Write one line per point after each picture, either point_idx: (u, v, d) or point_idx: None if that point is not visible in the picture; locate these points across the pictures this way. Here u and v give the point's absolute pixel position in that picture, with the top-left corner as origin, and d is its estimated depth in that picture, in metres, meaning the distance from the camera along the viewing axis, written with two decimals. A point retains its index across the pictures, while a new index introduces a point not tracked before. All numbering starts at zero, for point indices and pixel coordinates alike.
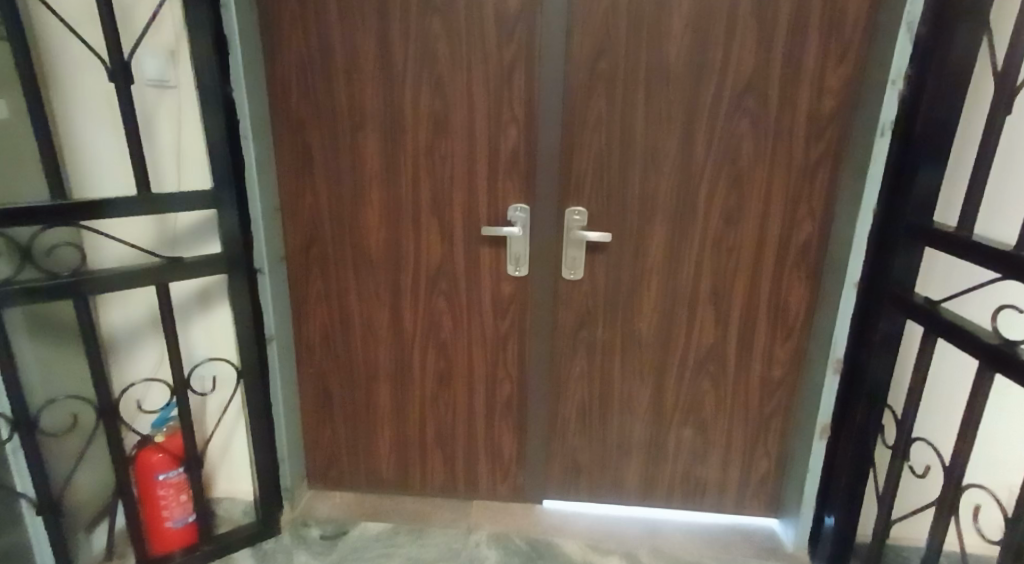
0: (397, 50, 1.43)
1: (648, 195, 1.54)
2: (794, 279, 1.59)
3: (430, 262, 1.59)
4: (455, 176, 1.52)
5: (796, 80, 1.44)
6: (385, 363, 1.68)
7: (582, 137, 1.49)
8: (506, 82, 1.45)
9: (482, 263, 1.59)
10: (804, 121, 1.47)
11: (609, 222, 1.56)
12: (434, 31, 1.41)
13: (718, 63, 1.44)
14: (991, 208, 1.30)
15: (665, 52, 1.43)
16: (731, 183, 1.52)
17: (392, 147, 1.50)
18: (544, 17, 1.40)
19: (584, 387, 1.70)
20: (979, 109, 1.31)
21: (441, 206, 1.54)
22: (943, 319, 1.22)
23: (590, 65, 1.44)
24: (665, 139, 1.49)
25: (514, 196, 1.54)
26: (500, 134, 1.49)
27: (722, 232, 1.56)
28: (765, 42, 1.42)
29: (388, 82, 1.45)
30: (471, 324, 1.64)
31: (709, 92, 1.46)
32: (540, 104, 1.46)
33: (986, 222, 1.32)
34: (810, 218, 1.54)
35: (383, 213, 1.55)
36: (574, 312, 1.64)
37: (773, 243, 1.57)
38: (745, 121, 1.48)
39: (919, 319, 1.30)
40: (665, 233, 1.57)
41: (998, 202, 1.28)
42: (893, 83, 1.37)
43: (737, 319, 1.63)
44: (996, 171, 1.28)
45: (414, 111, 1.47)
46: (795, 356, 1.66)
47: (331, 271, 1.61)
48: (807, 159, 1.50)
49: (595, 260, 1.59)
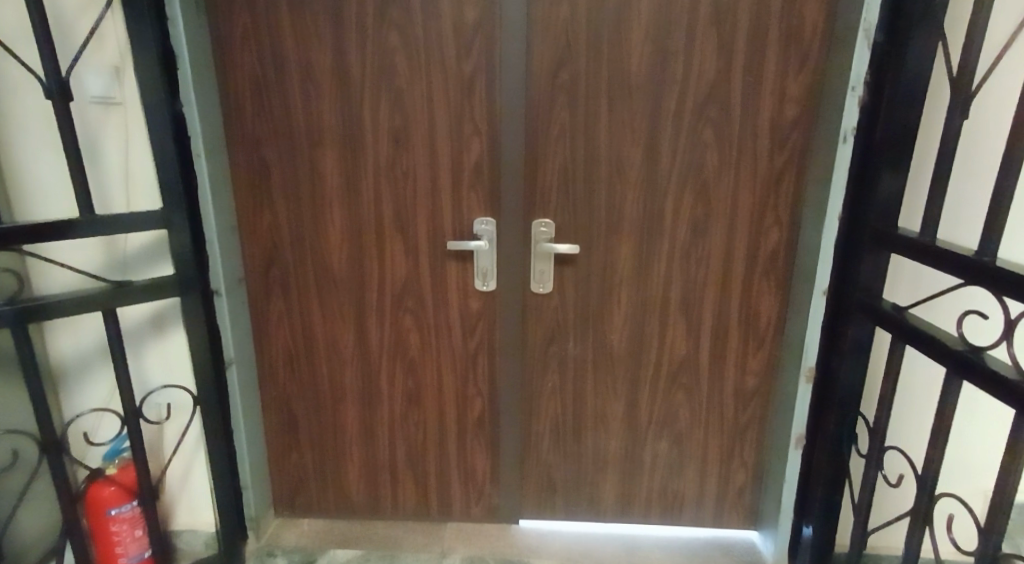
0: (354, 65, 1.40)
1: (616, 207, 1.52)
2: (764, 286, 1.59)
3: (396, 280, 1.55)
4: (419, 191, 1.49)
5: (757, 88, 1.45)
6: (351, 383, 1.64)
7: (546, 149, 1.48)
8: (467, 95, 1.43)
9: (449, 280, 1.56)
10: (766, 129, 1.48)
11: (577, 235, 1.54)
12: (393, 44, 1.39)
13: (680, 72, 1.44)
14: (952, 213, 1.30)
15: (626, 62, 1.43)
16: (697, 192, 1.52)
17: (352, 164, 1.47)
18: (503, 29, 1.38)
19: (557, 402, 1.68)
20: (936, 113, 1.32)
21: (405, 221, 1.51)
22: (910, 325, 1.21)
23: (552, 76, 1.43)
24: (630, 149, 1.48)
25: (480, 209, 1.51)
26: (462, 147, 1.46)
27: (690, 243, 1.56)
28: (725, 51, 1.42)
29: (346, 97, 1.42)
30: (440, 343, 1.61)
31: (672, 101, 1.45)
32: (502, 116, 1.44)
33: (949, 227, 1.31)
34: (777, 225, 1.55)
35: (345, 231, 1.51)
36: (544, 327, 1.62)
37: (740, 251, 1.57)
38: (709, 130, 1.48)
39: (888, 326, 1.29)
40: (634, 245, 1.55)
41: (959, 207, 1.29)
42: (853, 89, 1.38)
43: (709, 328, 1.62)
44: (955, 176, 1.28)
45: (374, 126, 1.44)
46: (768, 364, 1.65)
47: (293, 291, 1.56)
48: (770, 167, 1.50)
49: (563, 272, 1.57)
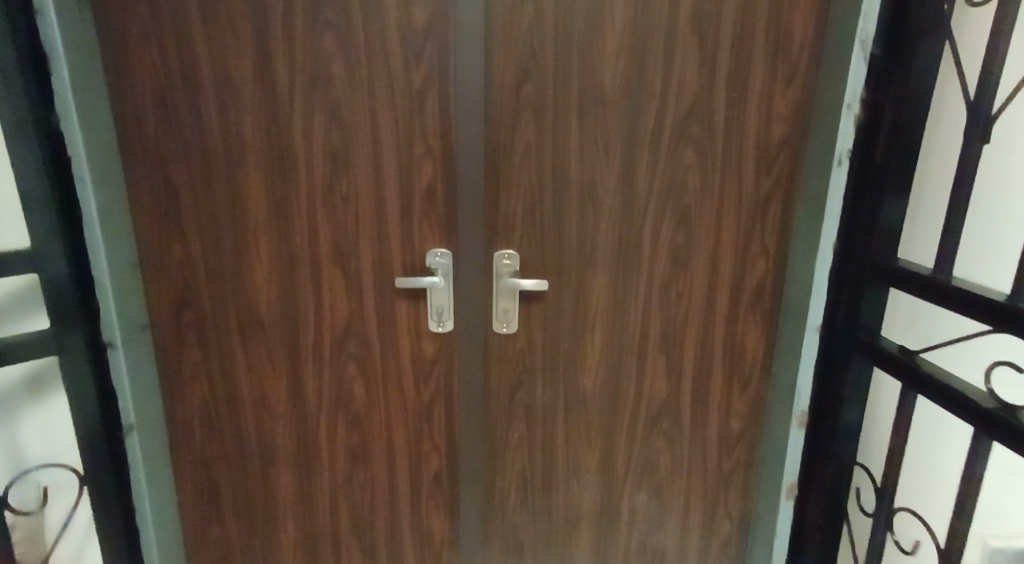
0: (281, 72, 1.17)
1: (588, 235, 1.35)
2: (749, 322, 1.44)
3: (338, 324, 1.33)
4: (362, 221, 1.27)
5: (743, 105, 1.30)
6: (284, 443, 1.38)
7: (509, 172, 1.29)
8: (418, 109, 1.23)
9: (399, 321, 1.35)
10: (752, 150, 1.33)
11: (546, 268, 1.37)
12: (329, 48, 1.17)
13: (659, 85, 1.27)
14: (970, 253, 1.13)
15: (599, 72, 1.25)
16: (677, 219, 1.36)
17: (282, 189, 1.23)
18: (458, 32, 1.19)
19: (523, 454, 1.48)
20: (954, 135, 1.16)
21: (346, 255, 1.29)
22: (932, 378, 1.09)
23: (515, 87, 1.24)
24: (604, 171, 1.32)
25: (434, 240, 1.31)
26: (412, 169, 1.26)
27: (670, 274, 1.40)
28: (708, 62, 1.27)
29: (274, 112, 1.19)
30: (390, 394, 1.39)
31: (650, 117, 1.29)
32: (458, 134, 1.25)
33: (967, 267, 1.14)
34: (763, 255, 1.40)
35: (275, 268, 1.27)
36: (509, 371, 1.43)
37: (724, 283, 1.41)
38: (690, 151, 1.32)
39: (903, 375, 1.15)
40: (608, 277, 1.39)
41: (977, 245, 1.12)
42: (848, 107, 1.25)
43: (690, 368, 1.46)
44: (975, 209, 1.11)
45: (309, 145, 1.21)
46: (754, 406, 1.50)
47: (211, 341, 1.29)
48: (756, 190, 1.36)
49: (529, 310, 1.39)
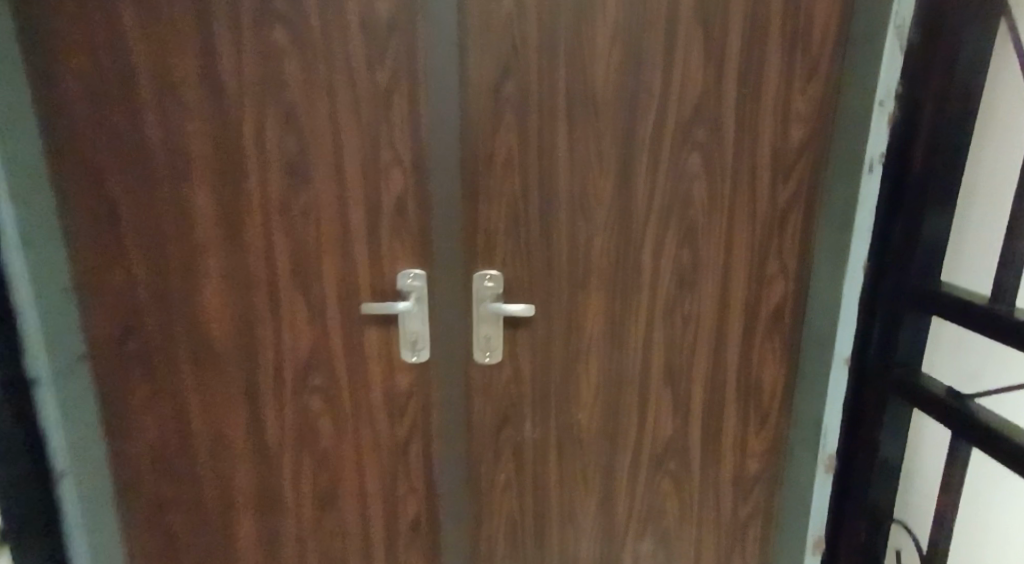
0: (227, 74, 1.05)
1: (580, 254, 1.20)
2: (766, 350, 1.28)
3: (301, 355, 1.19)
4: (325, 240, 1.14)
5: (756, 104, 1.14)
6: (244, 485, 1.25)
7: (489, 183, 1.15)
8: (384, 114, 1.10)
9: (369, 350, 1.21)
10: (767, 155, 1.17)
11: (533, 290, 1.22)
12: (281, 46, 1.04)
13: (657, 82, 1.12)
14: None
15: (589, 69, 1.11)
16: (682, 235, 1.20)
17: (233, 207, 1.11)
18: (427, 26, 1.06)
19: (512, 498, 1.33)
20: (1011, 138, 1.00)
21: (308, 277, 1.16)
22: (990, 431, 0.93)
23: (493, 88, 1.10)
24: (597, 182, 1.17)
25: (406, 260, 1.18)
26: (380, 181, 1.13)
27: (674, 297, 1.24)
28: (714, 56, 1.11)
29: (222, 120, 1.07)
30: (359, 432, 1.25)
31: (649, 120, 1.14)
32: (429, 140, 1.11)
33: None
34: (781, 275, 1.24)
35: (227, 292, 1.15)
36: (494, 405, 1.28)
37: (737, 307, 1.25)
38: (695, 157, 1.16)
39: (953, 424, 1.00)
40: (604, 300, 1.23)
41: None
42: (881, 104, 1.07)
43: (700, 402, 1.30)
44: None
45: (262, 156, 1.09)
46: (773, 445, 1.33)
47: (159, 374, 1.17)
48: (772, 201, 1.19)
49: (516, 338, 1.24)
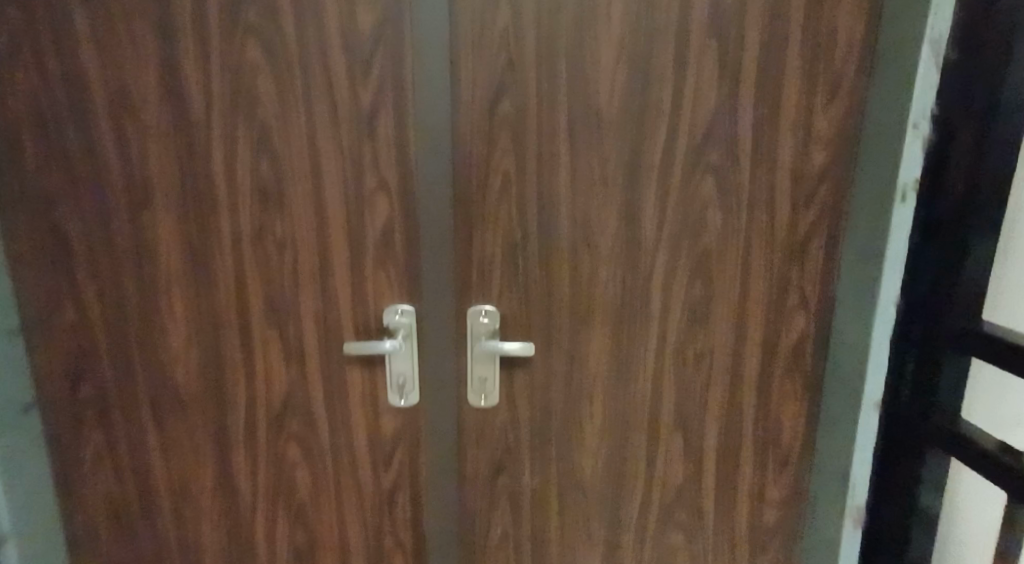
0: (193, 90, 0.95)
1: (583, 287, 1.10)
2: (785, 389, 1.18)
3: (276, 399, 1.08)
4: (302, 273, 1.04)
5: (775, 125, 1.04)
6: (213, 542, 1.14)
7: (483, 211, 1.05)
8: (367, 135, 1.00)
9: (352, 393, 1.10)
10: (786, 179, 1.07)
11: (531, 327, 1.12)
12: (253, 60, 0.94)
13: (667, 100, 1.02)
14: None
15: (593, 86, 1.01)
16: (693, 266, 1.10)
17: (200, 237, 1.00)
18: (415, 39, 0.96)
19: (508, 551, 1.21)
20: None
21: (283, 314, 1.05)
22: None
23: (488, 106, 1.00)
24: (601, 209, 1.07)
25: (392, 294, 1.07)
26: (363, 209, 1.03)
27: (686, 334, 1.14)
28: (729, 72, 1.02)
29: (188, 141, 0.97)
30: (341, 482, 1.14)
31: (658, 142, 1.04)
32: (417, 164, 1.02)
33: None
34: (801, 306, 1.13)
35: (192, 330, 1.03)
36: (489, 452, 1.16)
37: (753, 343, 1.15)
38: (709, 183, 1.06)
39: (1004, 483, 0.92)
40: (609, 337, 1.13)
41: None
42: (915, 126, 0.97)
43: (713, 447, 1.19)
44: None
45: (232, 181, 0.99)
46: (792, 493, 1.22)
47: (116, 422, 1.06)
48: (791, 229, 1.10)
49: (513, 378, 1.14)
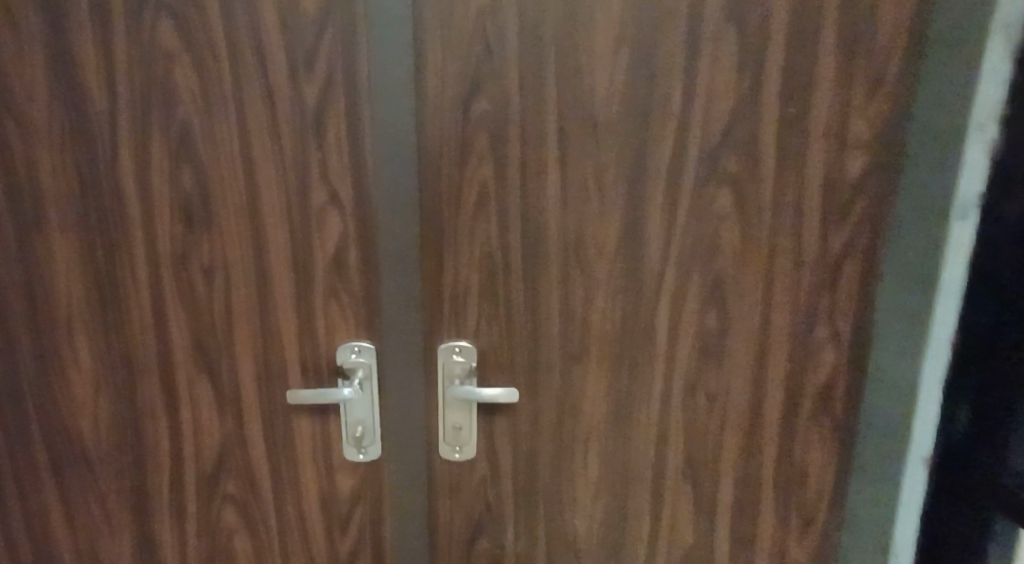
0: (90, 85, 0.77)
1: (576, 319, 0.93)
2: (811, 437, 1.00)
3: (206, 456, 0.90)
4: (236, 306, 0.86)
5: (805, 127, 0.87)
6: None
7: (456, 230, 0.88)
8: (312, 139, 0.82)
9: (299, 447, 0.92)
10: (816, 192, 0.90)
11: (515, 366, 0.94)
12: (167, 47, 0.77)
13: (676, 98, 0.85)
14: None
15: (587, 79, 0.83)
16: (706, 293, 0.93)
17: (107, 267, 0.83)
18: (368, 21, 0.78)
19: None
20: None
21: (212, 355, 0.87)
22: None
23: (460, 104, 0.83)
24: (598, 227, 0.89)
25: (348, 330, 0.90)
26: (310, 228, 0.85)
27: (696, 372, 0.96)
28: (752, 64, 0.84)
29: (88, 148, 0.79)
30: (289, 549, 0.96)
31: (665, 148, 0.87)
32: (375, 173, 0.84)
33: None
34: (832, 340, 0.96)
35: (99, 375, 0.86)
36: (465, 513, 0.99)
37: (774, 384, 0.98)
38: (725, 195, 0.89)
39: None
40: (607, 377, 0.96)
41: None
42: (977, 134, 0.85)
43: (727, 502, 1.02)
44: None
45: (145, 197, 0.81)
46: (817, 552, 1.06)
47: (16, 479, 0.91)
48: (821, 250, 0.92)
49: (493, 426, 0.96)
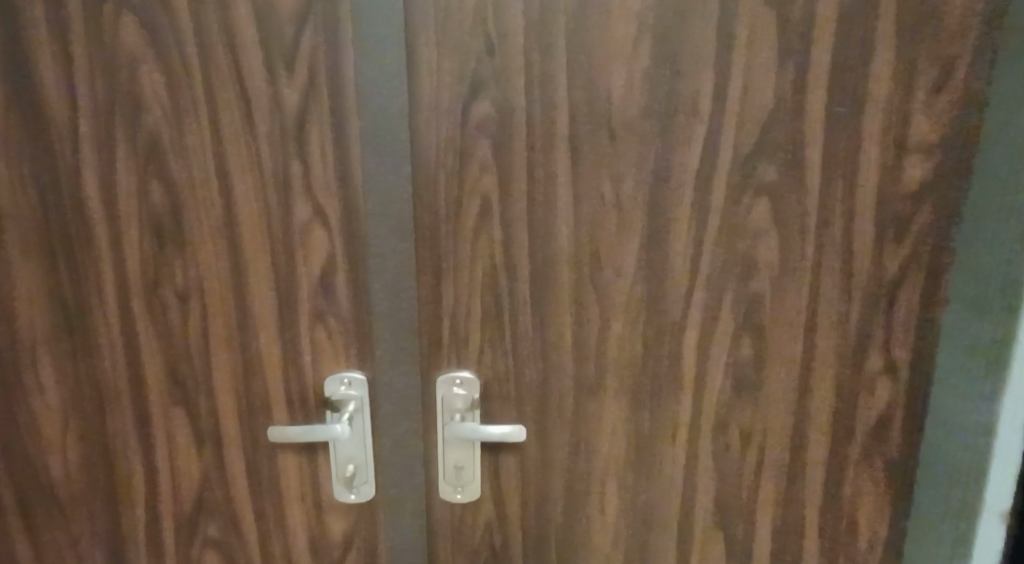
0: (53, 95, 0.72)
1: (591, 347, 0.82)
2: (861, 481, 0.88)
3: (186, 490, 0.84)
4: (215, 332, 0.79)
5: (856, 130, 0.75)
6: None
7: (456, 250, 0.78)
8: (293, 149, 0.74)
9: (287, 484, 0.85)
10: (870, 203, 0.78)
11: (523, 399, 0.84)
12: (132, 52, 0.70)
13: (704, 99, 0.74)
14: None
15: (602, 79, 0.73)
16: (740, 318, 0.82)
17: (72, 288, 0.77)
18: (352, 16, 0.69)
19: None
20: None
21: (190, 385, 0.80)
22: None
23: (457, 108, 0.73)
24: (615, 245, 0.79)
25: (337, 360, 0.81)
26: (292, 248, 0.77)
27: (728, 407, 0.85)
28: (795, 55, 0.73)
29: (54, 163, 0.74)
30: None
31: (691, 155, 0.76)
32: (364, 187, 0.75)
33: None
34: (886, 372, 0.84)
35: (69, 404, 0.81)
36: (468, 556, 0.90)
37: (818, 420, 0.86)
38: (761, 209, 0.78)
39: None
40: (626, 412, 0.85)
41: None
42: None
43: (763, 551, 0.91)
44: None
45: (113, 213, 0.75)
46: None
47: None
48: (876, 270, 0.80)
49: (499, 465, 0.86)
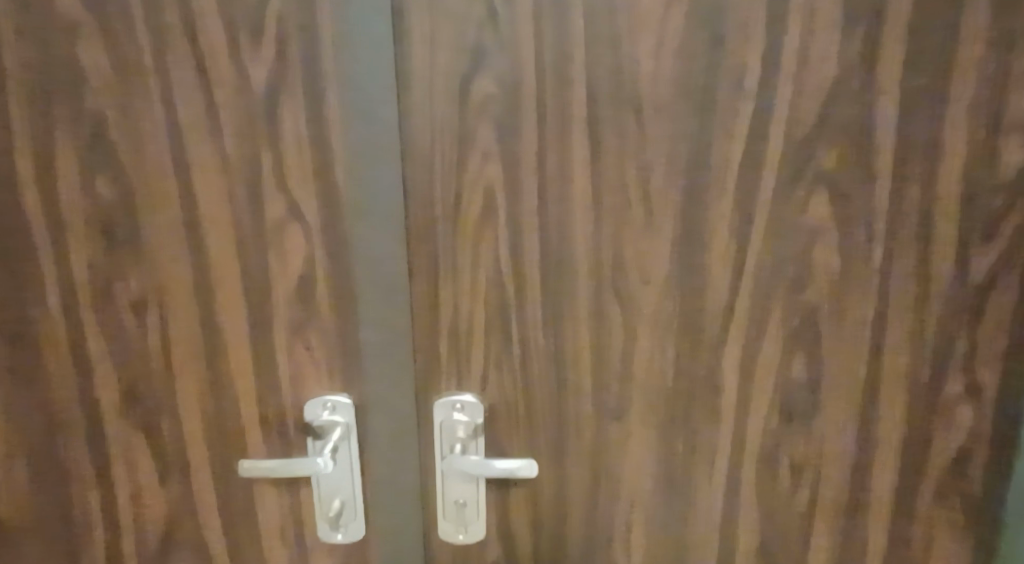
0: None
1: (614, 368, 0.70)
2: (934, 524, 0.74)
3: (151, 525, 0.74)
4: (179, 349, 0.69)
5: (940, 108, 0.61)
6: None
7: (454, 254, 0.66)
8: (262, 138, 0.63)
9: (265, 519, 0.74)
10: (954, 198, 0.64)
11: (535, 427, 0.72)
12: (74, 24, 0.60)
13: (753, 72, 0.61)
14: None
15: (627, 49, 0.61)
16: (791, 334, 0.69)
17: (14, 300, 0.68)
18: None
19: None
20: None
21: (153, 408, 0.70)
22: None
23: (454, 86, 0.61)
24: (643, 247, 0.67)
25: (318, 381, 0.70)
26: (264, 253, 0.66)
27: (776, 437, 0.73)
28: (865, 18, 0.59)
29: None
30: None
31: (735, 140, 0.63)
32: (347, 180, 0.64)
33: None
34: (969, 400, 0.70)
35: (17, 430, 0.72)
36: None
37: (884, 454, 0.73)
38: (819, 203, 0.65)
39: None
40: (655, 442, 0.73)
41: None
42: None
43: None
44: None
45: (60, 213, 0.65)
46: None
47: None
48: (960, 278, 0.66)
49: (507, 500, 0.75)
